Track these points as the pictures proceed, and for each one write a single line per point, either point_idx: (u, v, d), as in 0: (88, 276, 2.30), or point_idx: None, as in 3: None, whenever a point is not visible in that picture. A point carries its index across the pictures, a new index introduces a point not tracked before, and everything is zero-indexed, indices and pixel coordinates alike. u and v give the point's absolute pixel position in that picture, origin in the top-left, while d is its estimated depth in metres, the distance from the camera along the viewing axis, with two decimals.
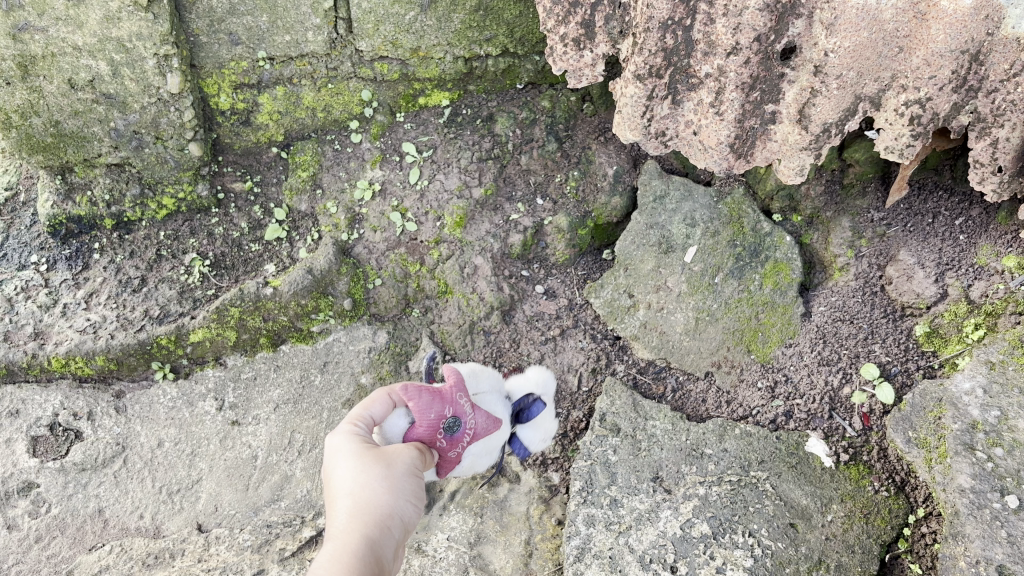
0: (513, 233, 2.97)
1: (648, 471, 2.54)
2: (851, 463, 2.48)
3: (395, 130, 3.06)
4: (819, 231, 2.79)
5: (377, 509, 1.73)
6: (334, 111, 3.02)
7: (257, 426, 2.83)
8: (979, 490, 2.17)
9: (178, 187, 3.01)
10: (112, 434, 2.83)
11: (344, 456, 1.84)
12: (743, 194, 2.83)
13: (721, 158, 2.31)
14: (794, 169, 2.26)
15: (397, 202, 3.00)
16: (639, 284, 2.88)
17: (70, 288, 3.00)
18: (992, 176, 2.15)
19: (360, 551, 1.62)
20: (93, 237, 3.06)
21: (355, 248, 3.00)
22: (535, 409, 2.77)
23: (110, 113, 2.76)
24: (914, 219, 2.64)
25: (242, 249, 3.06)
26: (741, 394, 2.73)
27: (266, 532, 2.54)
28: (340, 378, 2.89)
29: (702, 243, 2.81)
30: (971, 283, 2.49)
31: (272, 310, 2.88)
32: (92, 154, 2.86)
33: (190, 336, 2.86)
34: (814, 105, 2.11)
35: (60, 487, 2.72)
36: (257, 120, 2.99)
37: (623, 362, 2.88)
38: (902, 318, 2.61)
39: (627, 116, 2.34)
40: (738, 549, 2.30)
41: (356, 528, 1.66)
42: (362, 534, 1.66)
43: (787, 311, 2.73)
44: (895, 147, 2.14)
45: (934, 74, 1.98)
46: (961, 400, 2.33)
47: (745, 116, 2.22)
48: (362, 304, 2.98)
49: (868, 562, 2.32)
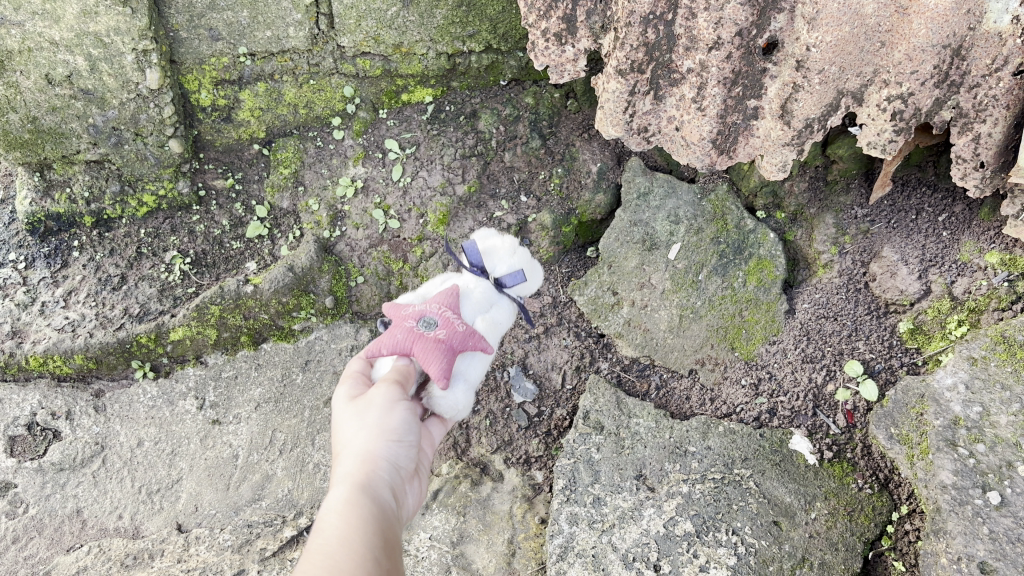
0: (496, 231, 2.94)
1: (631, 469, 2.54)
2: (835, 461, 2.48)
3: (378, 126, 3.03)
4: (802, 228, 2.78)
5: (389, 488, 1.64)
6: (316, 107, 2.99)
7: (238, 425, 2.81)
8: (961, 486, 2.18)
9: (159, 184, 2.98)
10: (91, 433, 2.80)
11: (350, 419, 1.77)
12: (727, 191, 2.83)
13: (704, 154, 2.27)
14: (777, 165, 2.22)
15: (379, 199, 2.98)
16: (623, 282, 2.87)
17: (48, 286, 2.96)
18: (974, 172, 2.14)
19: (364, 494, 1.55)
20: (73, 235, 3.02)
21: (337, 245, 2.97)
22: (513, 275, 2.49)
23: (88, 109, 2.72)
24: (897, 215, 2.64)
25: (224, 247, 3.04)
26: (724, 392, 2.72)
27: (246, 532, 2.54)
28: (322, 376, 2.87)
29: (686, 240, 2.80)
30: (954, 279, 2.50)
31: (253, 308, 2.85)
32: (70, 151, 2.83)
33: (170, 335, 2.82)
34: (797, 100, 2.09)
35: (38, 487, 2.70)
36: (238, 116, 2.95)
37: (607, 360, 2.87)
38: (885, 315, 2.61)
39: (609, 111, 2.30)
40: (721, 548, 2.31)
41: (355, 484, 1.57)
42: (363, 486, 1.58)
43: (770, 308, 2.72)
44: (877, 142, 2.12)
45: (915, 69, 1.97)
46: (943, 396, 2.34)
47: (726, 112, 2.20)
48: (345, 302, 2.96)
49: (851, 560, 2.33)
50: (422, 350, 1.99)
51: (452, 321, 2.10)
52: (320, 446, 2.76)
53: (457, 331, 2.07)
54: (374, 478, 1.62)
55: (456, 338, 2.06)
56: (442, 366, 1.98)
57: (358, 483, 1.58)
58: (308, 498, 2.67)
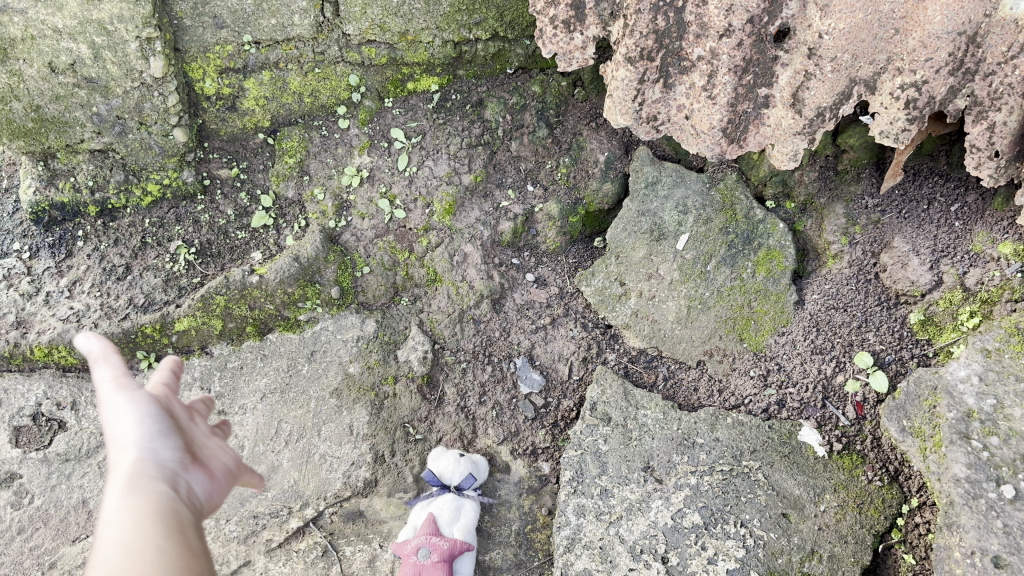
0: (503, 221, 2.96)
1: (639, 460, 2.55)
2: (844, 453, 2.47)
3: (384, 115, 3.00)
4: (812, 218, 2.76)
5: (163, 481, 1.35)
6: (321, 96, 2.95)
7: (244, 416, 2.79)
8: (974, 480, 2.16)
9: (164, 173, 2.95)
10: (96, 424, 2.78)
11: (112, 405, 1.42)
12: (736, 180, 2.80)
13: (713, 143, 2.26)
14: (788, 154, 2.19)
15: (385, 188, 2.96)
16: (631, 272, 2.86)
17: (53, 276, 2.94)
18: (989, 161, 2.10)
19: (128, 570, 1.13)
20: (77, 225, 2.99)
21: (343, 235, 2.95)
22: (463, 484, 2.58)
23: (92, 98, 2.70)
24: (909, 205, 2.60)
25: (229, 237, 3.00)
26: (733, 383, 2.70)
27: (252, 523, 2.59)
28: (328, 367, 2.85)
29: (694, 230, 2.78)
30: (966, 270, 2.47)
31: (258, 298, 2.83)
32: (74, 140, 2.80)
33: (175, 325, 2.81)
34: (808, 88, 2.07)
35: (43, 478, 2.69)
36: (243, 105, 2.92)
37: (614, 351, 2.87)
38: (896, 306, 2.59)
39: (618, 99, 2.28)
40: (730, 540, 2.35)
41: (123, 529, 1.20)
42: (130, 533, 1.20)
43: (780, 299, 2.69)
44: (890, 131, 2.08)
45: (930, 56, 1.93)
46: (956, 388, 2.32)
47: (737, 100, 2.17)
48: (350, 292, 2.94)
49: (861, 553, 2.34)
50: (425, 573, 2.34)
51: (439, 539, 2.41)
52: (326, 437, 2.75)
53: (447, 547, 2.40)
54: (146, 477, 1.33)
55: (446, 546, 2.39)
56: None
57: (126, 495, 1.27)
58: (313, 488, 2.67)
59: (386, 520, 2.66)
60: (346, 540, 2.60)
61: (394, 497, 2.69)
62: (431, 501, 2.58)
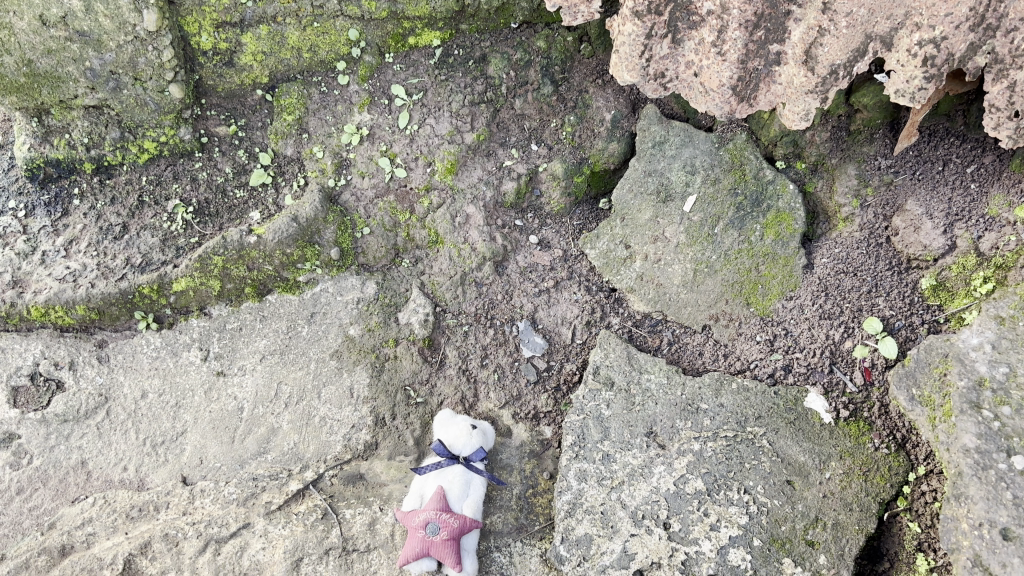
0: (506, 181, 2.90)
1: (642, 426, 2.51)
2: (851, 420, 2.44)
3: (384, 71, 2.87)
4: (823, 179, 2.67)
5: None
6: (320, 51, 2.80)
7: (243, 377, 2.77)
8: (984, 450, 2.17)
9: (160, 131, 2.83)
10: (94, 384, 2.76)
11: None
12: (745, 140, 2.70)
13: (722, 102, 2.19)
14: (799, 114, 2.12)
15: (385, 147, 2.88)
16: (637, 235, 2.81)
17: (48, 235, 2.88)
18: (1008, 122, 2.01)
19: None
20: (73, 182, 2.91)
21: (342, 195, 2.90)
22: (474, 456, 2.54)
23: (85, 52, 2.59)
24: (923, 166, 2.52)
25: (227, 196, 2.94)
26: (739, 348, 2.66)
27: (251, 486, 2.56)
28: (328, 329, 2.82)
29: (702, 191, 2.72)
30: (980, 234, 2.41)
31: (257, 260, 2.78)
32: (68, 96, 2.70)
33: (174, 285, 2.77)
34: (821, 45, 1.99)
35: (42, 439, 2.68)
36: (241, 61, 2.77)
37: (618, 315, 2.81)
38: (907, 271, 2.54)
39: (624, 55, 2.19)
40: (733, 507, 2.34)
41: None
42: None
43: (788, 263, 2.65)
44: (906, 90, 1.98)
45: (950, 11, 1.85)
46: (968, 356, 2.29)
47: (748, 57, 2.10)
48: (351, 253, 2.89)
49: (866, 521, 2.32)
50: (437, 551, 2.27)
51: (450, 515, 2.33)
52: (326, 399, 2.73)
53: (457, 524, 2.32)
54: None
55: (458, 522, 2.32)
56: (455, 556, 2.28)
57: None
58: (313, 451, 2.66)
59: (387, 482, 2.62)
60: (345, 503, 2.55)
61: (395, 460, 2.67)
62: (440, 467, 2.49)
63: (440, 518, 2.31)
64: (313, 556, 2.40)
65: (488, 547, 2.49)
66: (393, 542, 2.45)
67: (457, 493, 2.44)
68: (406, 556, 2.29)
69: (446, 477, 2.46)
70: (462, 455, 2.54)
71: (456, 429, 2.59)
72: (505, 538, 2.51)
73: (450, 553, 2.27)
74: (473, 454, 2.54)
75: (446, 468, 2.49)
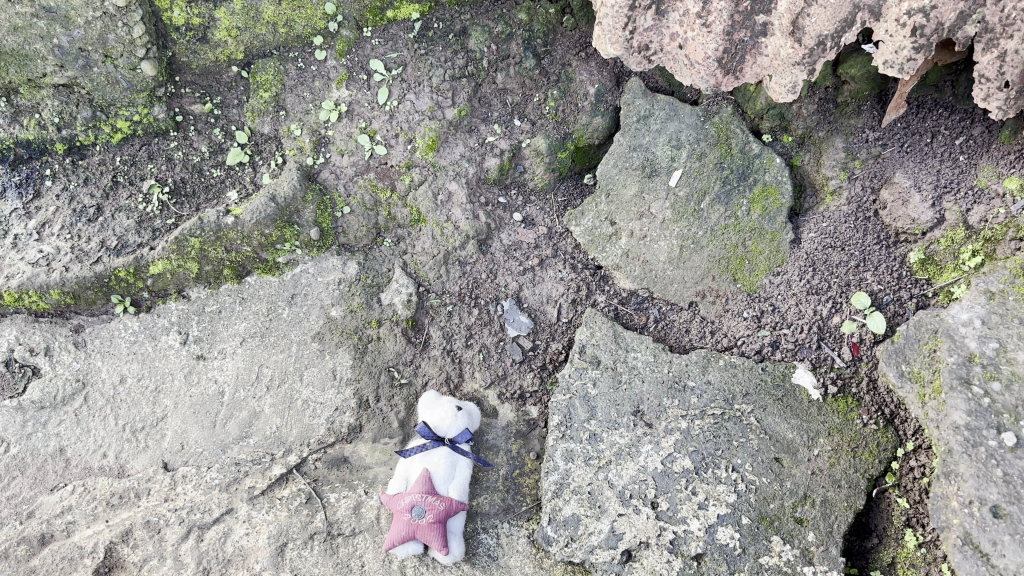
0: (489, 156, 2.85)
1: (628, 405, 2.49)
2: (839, 396, 2.43)
3: (362, 46, 2.80)
4: (810, 152, 2.63)
5: None
6: (296, 26, 2.73)
7: (224, 360, 2.72)
8: (974, 427, 2.16)
9: (133, 109, 2.73)
10: (71, 370, 2.71)
11: None
12: (731, 114, 2.66)
13: (708, 75, 2.12)
14: (785, 86, 2.06)
15: (364, 124, 2.82)
16: (622, 212, 2.77)
17: (20, 218, 2.75)
18: (998, 92, 1.98)
19: None
20: (44, 163, 2.78)
21: (321, 173, 2.83)
22: (460, 437, 2.51)
23: (52, 29, 2.50)
24: (911, 138, 2.49)
25: (203, 175, 2.84)
26: (725, 324, 2.65)
27: (234, 471, 2.53)
28: (309, 310, 2.76)
29: (687, 165, 2.67)
30: (970, 207, 2.39)
31: (235, 241, 2.71)
32: (36, 74, 2.58)
33: (150, 269, 2.69)
34: (808, 15, 1.94)
35: (19, 426, 2.66)
36: (214, 37, 2.69)
37: (604, 293, 2.79)
38: (895, 245, 2.51)
39: (607, 27, 2.14)
40: (721, 485, 2.32)
41: None
42: None
43: (775, 238, 2.61)
44: (894, 61, 1.93)
45: None
46: (958, 332, 2.28)
47: (733, 28, 2.04)
48: (331, 233, 2.82)
49: (855, 497, 2.32)
50: (423, 534, 2.24)
51: (436, 498, 2.29)
52: (308, 382, 2.69)
53: (443, 507, 2.28)
54: None
55: (444, 505, 2.28)
56: (441, 540, 2.25)
57: None
58: (296, 435, 2.62)
59: (372, 465, 2.61)
60: (329, 487, 2.54)
61: (379, 442, 2.64)
62: (427, 450, 2.46)
63: (426, 501, 2.27)
64: (297, 540, 2.38)
65: (476, 529, 2.46)
66: (378, 525, 2.42)
67: (442, 476, 2.41)
68: (391, 540, 2.26)
69: (430, 461, 2.43)
70: (449, 438, 2.51)
71: (443, 411, 2.56)
72: (492, 520, 2.49)
73: (437, 537, 2.24)
74: (460, 435, 2.51)
75: (431, 451, 2.46)
